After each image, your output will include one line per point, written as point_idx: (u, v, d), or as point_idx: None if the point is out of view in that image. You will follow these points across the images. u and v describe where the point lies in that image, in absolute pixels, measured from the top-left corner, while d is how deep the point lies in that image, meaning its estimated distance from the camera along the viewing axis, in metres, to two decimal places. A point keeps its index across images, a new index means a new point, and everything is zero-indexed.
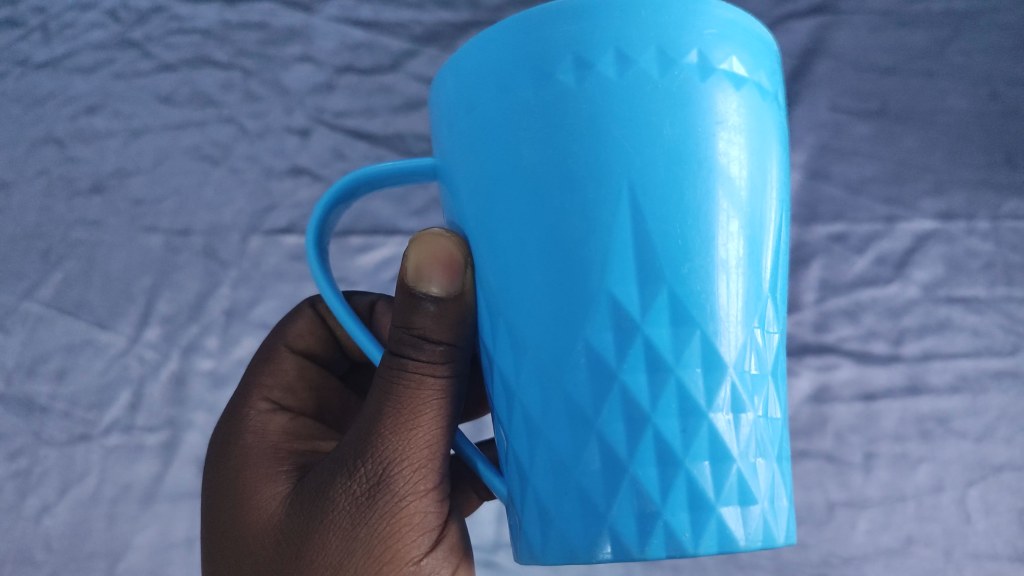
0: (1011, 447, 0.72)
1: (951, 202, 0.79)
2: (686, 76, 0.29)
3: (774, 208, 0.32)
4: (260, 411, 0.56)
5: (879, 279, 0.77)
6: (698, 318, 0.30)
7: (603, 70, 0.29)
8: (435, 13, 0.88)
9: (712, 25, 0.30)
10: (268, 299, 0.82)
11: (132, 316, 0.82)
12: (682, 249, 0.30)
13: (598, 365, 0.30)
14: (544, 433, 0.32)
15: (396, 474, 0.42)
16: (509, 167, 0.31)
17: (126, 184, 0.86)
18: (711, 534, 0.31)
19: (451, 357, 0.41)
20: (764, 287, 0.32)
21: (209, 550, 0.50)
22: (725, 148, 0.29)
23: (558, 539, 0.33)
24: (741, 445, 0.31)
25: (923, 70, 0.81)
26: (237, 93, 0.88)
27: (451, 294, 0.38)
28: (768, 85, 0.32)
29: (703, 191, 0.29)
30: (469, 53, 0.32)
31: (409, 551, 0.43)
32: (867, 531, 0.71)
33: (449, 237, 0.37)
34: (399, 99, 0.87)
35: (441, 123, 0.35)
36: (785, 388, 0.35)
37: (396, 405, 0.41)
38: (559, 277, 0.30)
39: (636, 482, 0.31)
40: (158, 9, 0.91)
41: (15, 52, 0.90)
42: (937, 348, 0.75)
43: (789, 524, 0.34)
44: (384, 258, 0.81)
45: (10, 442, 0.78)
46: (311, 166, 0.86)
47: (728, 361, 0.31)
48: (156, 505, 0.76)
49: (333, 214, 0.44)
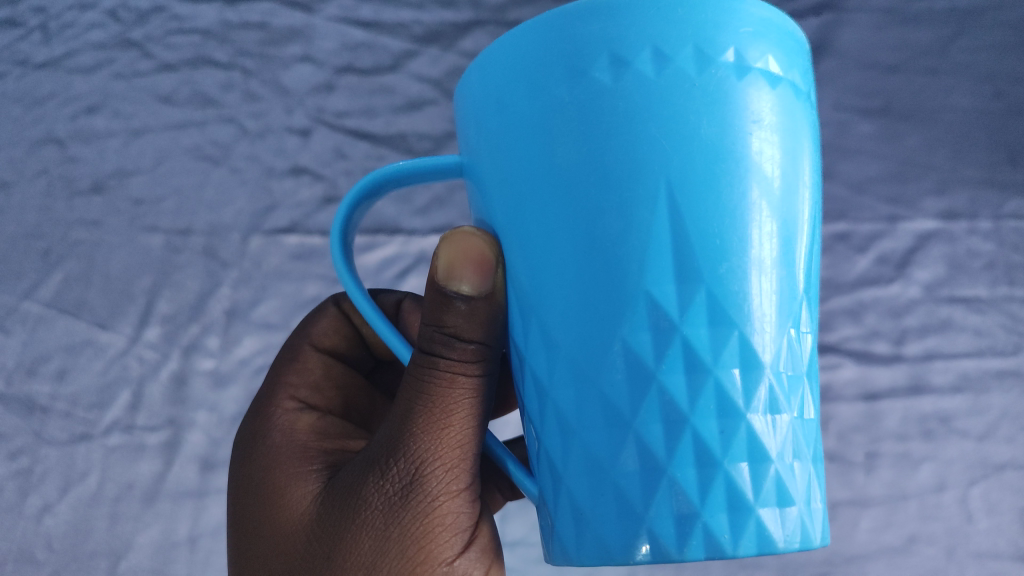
0: (1013, 447, 0.72)
1: (953, 201, 0.79)
2: (723, 74, 0.29)
3: (809, 208, 0.32)
4: (287, 410, 0.56)
5: (881, 278, 0.77)
6: (736, 318, 0.30)
7: (640, 69, 0.29)
8: (435, 13, 0.88)
9: (747, 24, 0.30)
10: (270, 299, 0.82)
11: (132, 316, 0.82)
12: (720, 249, 0.30)
13: (636, 365, 0.30)
14: (579, 433, 0.32)
15: (429, 473, 0.42)
16: (543, 166, 0.31)
17: (126, 184, 0.85)
18: (750, 535, 0.31)
19: (483, 356, 0.41)
20: (800, 287, 0.32)
21: (236, 549, 0.50)
22: (763, 147, 0.29)
23: (595, 540, 0.33)
24: (779, 446, 0.31)
25: (926, 69, 0.81)
26: (237, 93, 0.88)
27: (482, 293, 0.38)
28: (802, 84, 0.32)
29: (741, 189, 0.29)
30: (501, 51, 0.32)
31: (442, 551, 0.43)
32: (869, 530, 0.71)
33: (480, 235, 0.36)
34: (400, 99, 0.87)
35: (469, 121, 0.35)
36: (818, 390, 0.35)
37: (428, 404, 0.41)
38: (596, 277, 0.30)
39: (674, 483, 0.31)
40: (158, 10, 0.91)
41: (15, 52, 0.90)
42: (939, 347, 0.75)
43: (825, 525, 0.34)
44: (386, 257, 0.81)
45: (11, 442, 0.78)
46: (312, 166, 0.85)
47: (766, 362, 0.31)
48: (157, 505, 0.76)
49: (358, 210, 0.43)
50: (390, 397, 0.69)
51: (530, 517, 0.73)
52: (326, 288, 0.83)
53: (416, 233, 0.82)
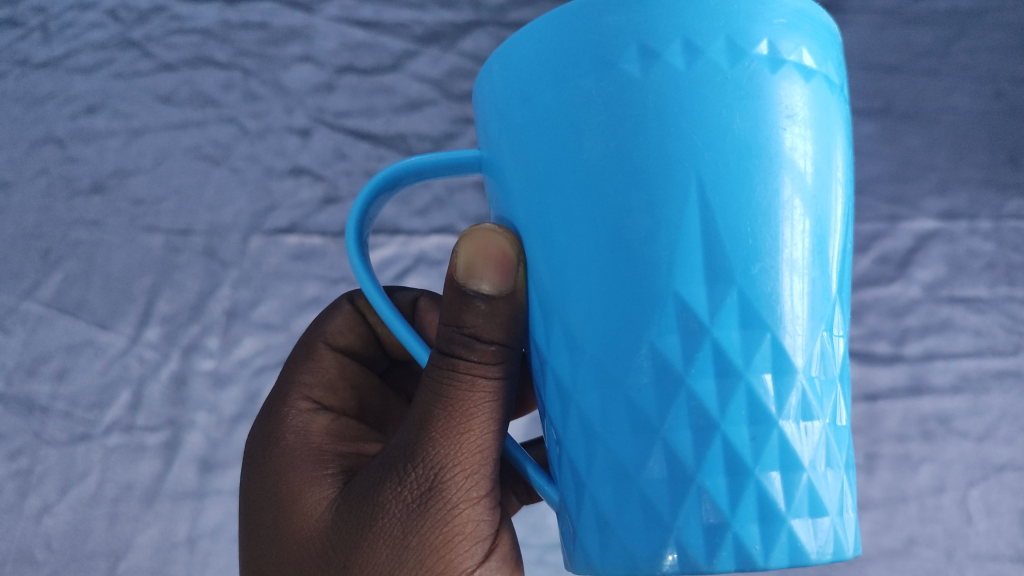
0: (1013, 447, 0.72)
1: (953, 202, 0.79)
2: (756, 67, 0.29)
3: (840, 206, 0.32)
4: (301, 411, 0.55)
5: (881, 278, 0.77)
6: (768, 320, 0.30)
7: (669, 61, 0.29)
8: (436, 13, 0.88)
9: (781, 15, 0.30)
10: (270, 300, 0.82)
11: (133, 316, 0.82)
12: (752, 249, 0.29)
13: (664, 368, 0.30)
14: (605, 437, 0.32)
15: (448, 479, 0.42)
16: (569, 162, 0.31)
17: (126, 184, 0.85)
18: (782, 546, 0.31)
19: (503, 358, 0.41)
20: (832, 289, 0.32)
21: (248, 554, 0.50)
22: (797, 142, 0.29)
23: (620, 549, 0.33)
24: (811, 454, 0.31)
25: (927, 69, 0.81)
26: (237, 93, 0.88)
27: (502, 292, 0.38)
28: (836, 77, 0.31)
29: (773, 187, 0.29)
30: (526, 43, 0.32)
31: (461, 561, 0.43)
32: (868, 531, 0.71)
33: (502, 232, 0.36)
34: (401, 99, 0.87)
35: (490, 114, 0.35)
36: (849, 393, 0.34)
37: (447, 407, 0.41)
38: (621, 277, 0.30)
39: (703, 491, 0.31)
40: (158, 9, 0.91)
41: (15, 52, 0.90)
42: (938, 348, 0.75)
43: (858, 535, 0.34)
44: (386, 257, 0.81)
45: (10, 442, 0.78)
46: (312, 166, 0.85)
47: (798, 366, 0.31)
48: (158, 505, 0.76)
49: (375, 205, 0.43)
50: (405, 397, 0.69)
51: (532, 518, 0.73)
52: (326, 288, 0.83)
53: (415, 233, 0.82)
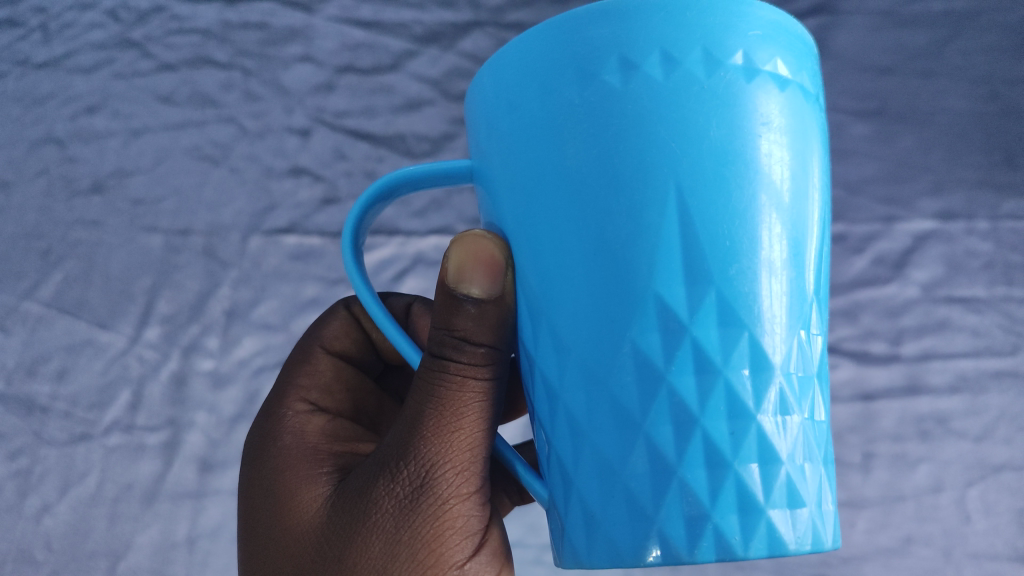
0: (1010, 447, 0.72)
1: (950, 202, 0.79)
2: (732, 77, 0.29)
3: (817, 209, 0.32)
4: (297, 412, 0.56)
5: (878, 278, 0.77)
6: (746, 320, 0.30)
7: (649, 71, 0.29)
8: (435, 13, 0.88)
9: (757, 26, 0.30)
10: (269, 300, 0.82)
11: (132, 316, 0.82)
12: (730, 250, 0.30)
13: (645, 367, 0.30)
14: (590, 435, 0.32)
15: (439, 476, 0.42)
16: (552, 168, 0.31)
17: (125, 184, 0.86)
18: (761, 537, 0.31)
19: (493, 359, 0.41)
20: (811, 290, 0.32)
21: (246, 550, 0.50)
22: (772, 149, 0.29)
23: (605, 543, 0.33)
24: (789, 448, 0.31)
25: (923, 70, 0.82)
26: (237, 93, 0.88)
27: (491, 296, 0.38)
28: (811, 86, 0.31)
29: (750, 192, 0.29)
30: (510, 54, 0.32)
31: (452, 555, 0.43)
32: (865, 531, 0.71)
33: (490, 237, 0.36)
34: (399, 99, 0.87)
35: (478, 123, 0.35)
36: (829, 390, 0.34)
37: (438, 407, 0.41)
38: (605, 279, 0.30)
39: (684, 485, 0.31)
40: (158, 10, 0.91)
41: (15, 52, 0.90)
42: (935, 348, 0.75)
43: (837, 528, 0.34)
44: (384, 258, 0.82)
45: (10, 442, 0.78)
46: (311, 166, 0.86)
47: (776, 364, 0.31)
48: (157, 505, 0.76)
49: (371, 211, 0.43)
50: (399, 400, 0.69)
51: (528, 518, 0.73)
52: (325, 288, 0.83)
53: (414, 234, 0.82)
